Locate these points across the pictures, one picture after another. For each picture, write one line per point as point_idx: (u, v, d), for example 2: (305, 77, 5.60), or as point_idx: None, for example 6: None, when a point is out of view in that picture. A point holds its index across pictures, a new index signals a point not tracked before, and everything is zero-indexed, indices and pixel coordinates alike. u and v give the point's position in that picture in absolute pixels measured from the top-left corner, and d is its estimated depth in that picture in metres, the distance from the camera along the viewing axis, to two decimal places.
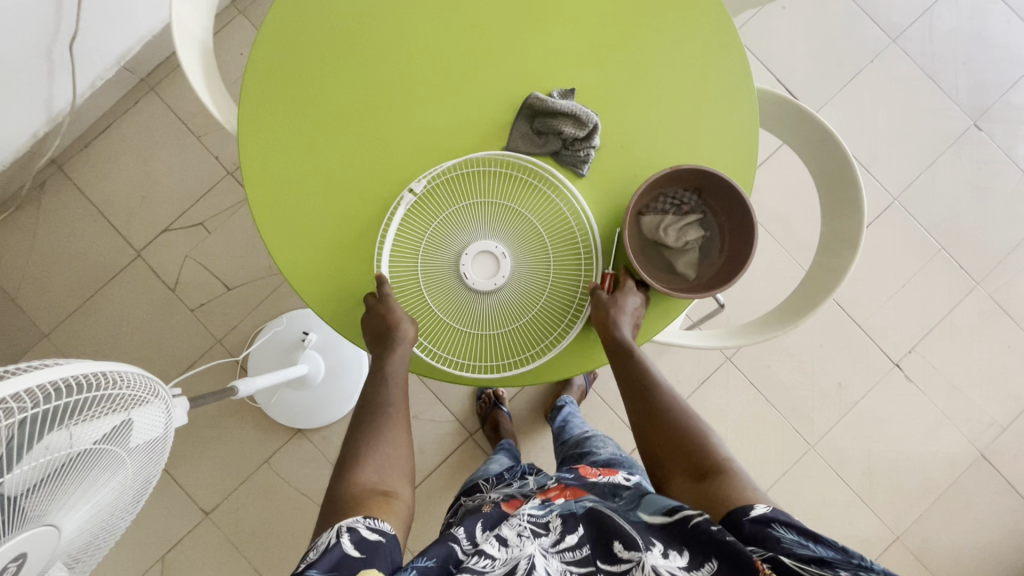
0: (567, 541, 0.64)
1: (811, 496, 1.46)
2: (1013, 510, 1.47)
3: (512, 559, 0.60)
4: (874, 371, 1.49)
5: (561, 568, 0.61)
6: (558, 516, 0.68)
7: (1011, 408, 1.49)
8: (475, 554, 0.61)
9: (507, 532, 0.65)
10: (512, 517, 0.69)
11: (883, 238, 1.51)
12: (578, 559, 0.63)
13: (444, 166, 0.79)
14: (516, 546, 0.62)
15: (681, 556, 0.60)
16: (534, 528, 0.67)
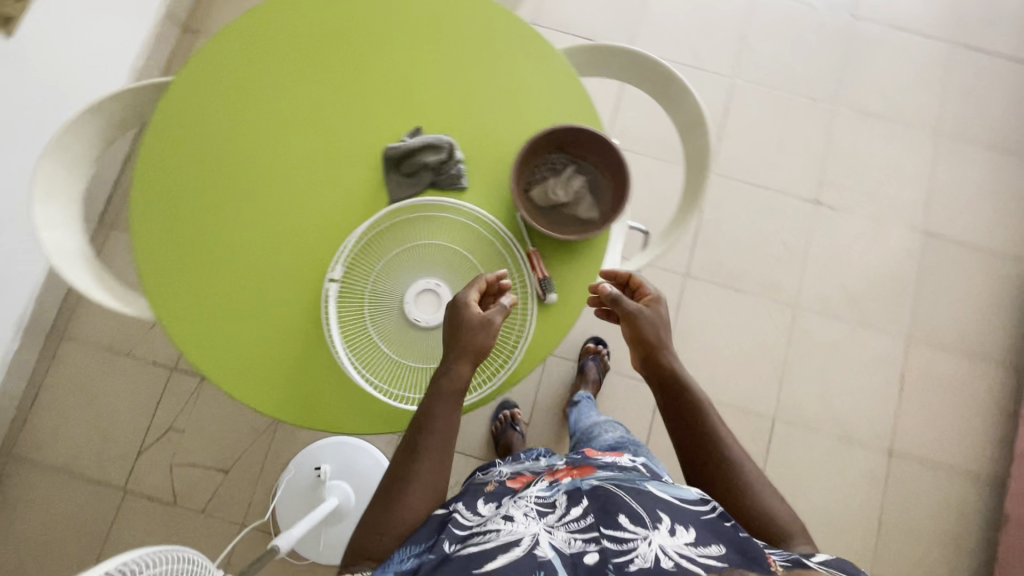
0: (572, 514, 0.72)
1: (822, 346, 1.54)
2: (977, 262, 1.60)
3: (517, 534, 0.69)
4: (803, 216, 1.61)
5: (565, 538, 0.69)
6: (564, 495, 0.77)
7: (923, 183, 1.65)
8: (480, 531, 0.71)
9: (515, 512, 0.74)
10: (521, 499, 0.79)
11: (744, 112, 1.67)
12: (582, 528, 0.70)
13: (379, 214, 0.85)
14: (521, 522, 0.71)
15: (688, 533, 0.65)
16: (540, 508, 0.75)
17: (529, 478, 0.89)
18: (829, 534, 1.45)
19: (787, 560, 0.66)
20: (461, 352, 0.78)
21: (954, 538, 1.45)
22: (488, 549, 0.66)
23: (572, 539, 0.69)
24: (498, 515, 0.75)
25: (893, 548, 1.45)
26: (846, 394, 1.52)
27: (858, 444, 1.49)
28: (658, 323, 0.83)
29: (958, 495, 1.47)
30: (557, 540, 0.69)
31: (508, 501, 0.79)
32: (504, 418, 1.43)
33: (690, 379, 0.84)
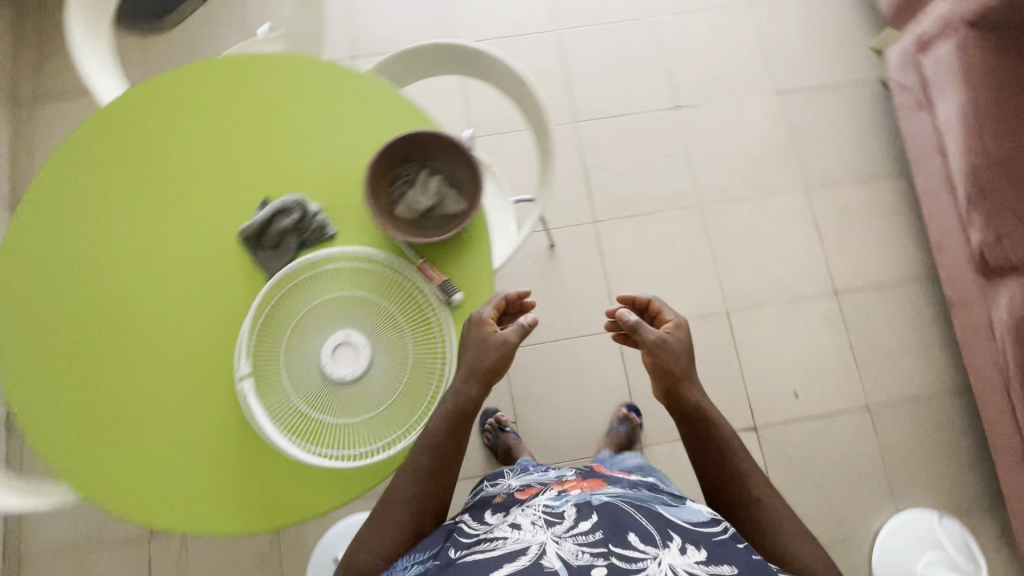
0: (581, 527, 0.73)
1: (738, 229, 1.62)
2: (831, 99, 1.72)
3: (525, 544, 0.71)
4: (672, 123, 1.69)
5: (573, 549, 0.70)
6: (573, 508, 0.78)
7: (758, 51, 1.75)
8: (488, 541, 0.73)
9: (522, 520, 0.76)
10: (530, 507, 0.81)
11: (580, 55, 1.73)
12: (590, 542, 0.70)
13: (271, 282, 0.83)
14: (528, 532, 0.73)
15: (699, 552, 0.69)
16: (548, 517, 0.76)
17: (539, 487, 0.92)
18: (818, 389, 1.52)
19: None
20: (472, 373, 0.80)
21: (921, 342, 1.55)
22: (493, 560, 0.68)
23: (580, 551, 0.69)
24: (505, 525, 0.77)
25: (876, 373, 1.53)
26: (777, 261, 1.60)
27: (807, 299, 1.58)
28: (682, 355, 0.85)
29: (908, 303, 1.57)
30: (564, 551, 0.69)
31: (517, 508, 0.82)
32: (492, 426, 1.43)
33: (712, 409, 0.85)
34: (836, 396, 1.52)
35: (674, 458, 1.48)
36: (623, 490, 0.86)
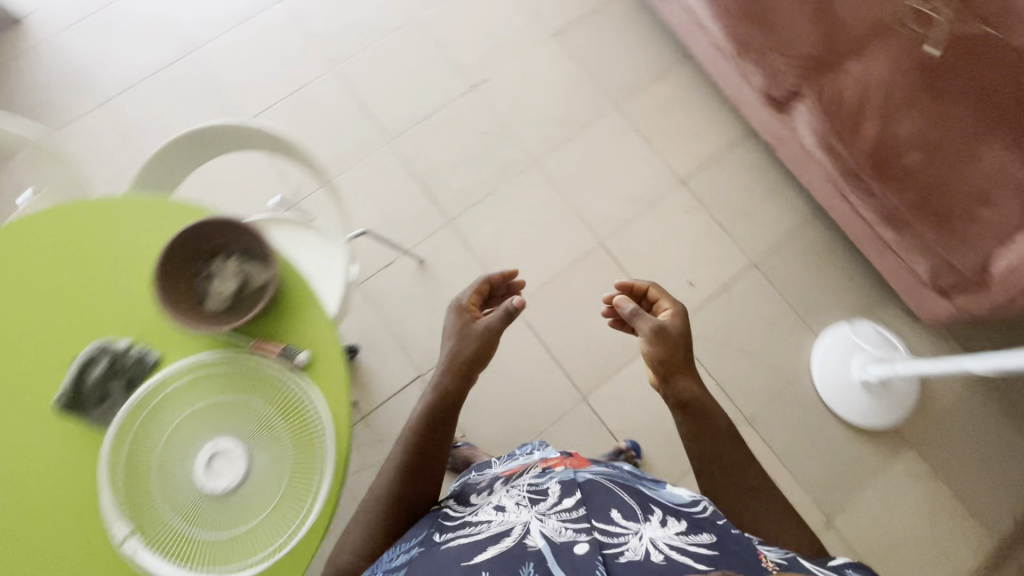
0: (565, 504, 0.81)
1: (577, 167, 1.69)
2: (600, 18, 1.81)
3: (510, 525, 0.79)
4: (475, 103, 1.74)
5: (555, 524, 0.77)
6: (557, 485, 0.86)
7: (519, 7, 1.83)
8: (477, 523, 0.83)
9: (509, 505, 0.86)
10: (517, 489, 0.90)
11: (364, 82, 1.75)
12: (571, 519, 0.77)
13: (114, 431, 0.80)
14: (514, 515, 0.82)
15: (678, 523, 0.75)
16: (534, 500, 0.86)
17: (525, 464, 1.04)
18: (707, 271, 1.62)
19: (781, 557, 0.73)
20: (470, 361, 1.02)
21: (769, 188, 1.67)
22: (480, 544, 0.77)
23: (563, 527, 0.76)
24: (490, 510, 0.87)
25: (746, 232, 1.65)
26: (622, 179, 1.68)
27: (661, 199, 1.67)
28: (679, 344, 0.96)
29: (744, 162, 1.69)
30: (547, 529, 0.76)
31: (500, 491, 0.93)
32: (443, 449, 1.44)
33: (705, 396, 0.95)
34: (724, 270, 1.63)
35: (616, 394, 1.53)
36: (606, 468, 0.96)
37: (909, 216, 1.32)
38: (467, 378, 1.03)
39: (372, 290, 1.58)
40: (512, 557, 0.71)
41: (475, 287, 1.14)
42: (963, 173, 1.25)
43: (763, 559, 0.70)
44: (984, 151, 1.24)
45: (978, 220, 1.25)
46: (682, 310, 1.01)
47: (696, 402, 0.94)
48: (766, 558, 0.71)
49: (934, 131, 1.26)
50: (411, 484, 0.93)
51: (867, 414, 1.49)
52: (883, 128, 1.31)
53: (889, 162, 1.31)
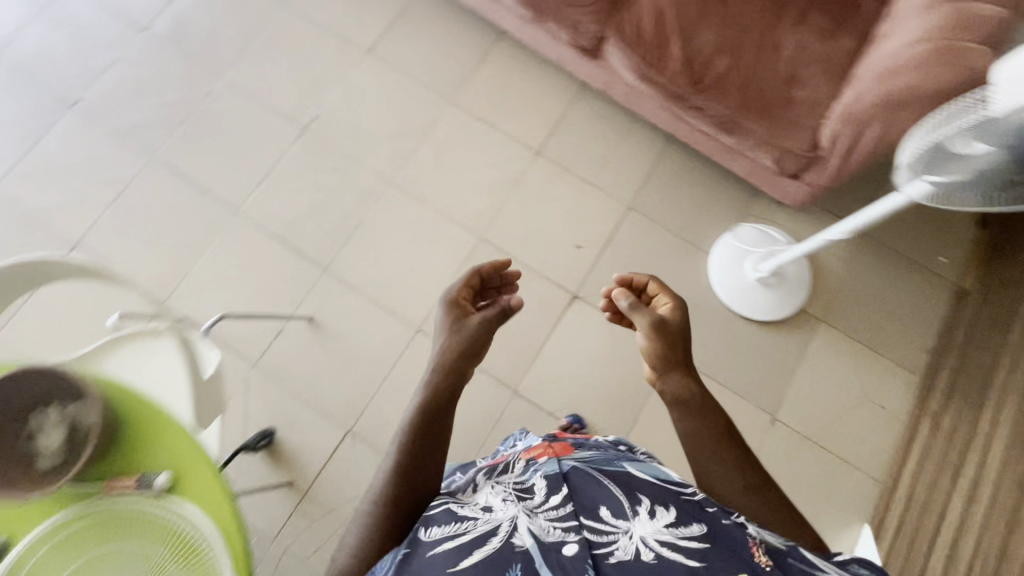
0: (552, 502, 0.79)
1: (434, 173, 1.67)
2: (409, 21, 1.78)
3: (495, 520, 0.75)
4: (312, 145, 1.68)
5: (544, 522, 0.75)
6: (543, 481, 0.83)
7: (325, 35, 1.77)
8: (461, 519, 0.76)
9: (494, 502, 0.81)
10: (501, 486, 0.85)
11: (192, 160, 1.66)
12: (560, 516, 0.75)
13: None
14: (501, 511, 0.78)
15: (667, 514, 0.74)
16: (519, 495, 0.81)
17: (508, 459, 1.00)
18: (588, 230, 1.65)
19: (779, 546, 0.72)
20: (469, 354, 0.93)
21: (621, 130, 1.71)
22: (465, 545, 0.71)
23: (551, 526, 0.74)
24: (476, 506, 0.81)
25: (613, 179, 1.68)
26: (481, 169, 1.68)
27: (523, 177, 1.68)
28: (679, 340, 0.90)
29: (588, 115, 1.72)
30: (534, 527, 0.74)
31: (485, 489, 0.87)
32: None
33: (710, 398, 0.89)
34: (604, 223, 1.65)
35: (543, 377, 1.53)
36: (590, 453, 0.92)
37: (740, 117, 1.35)
38: (464, 375, 0.92)
39: (270, 364, 1.51)
40: (501, 562, 0.68)
41: (465, 280, 1.01)
42: (770, 61, 1.35)
43: (755, 550, 0.70)
44: (779, 39, 1.36)
45: (797, 97, 1.33)
46: (680, 301, 0.94)
47: (698, 402, 0.87)
48: (757, 546, 0.71)
49: (734, 32, 1.36)
50: (415, 473, 0.84)
51: (774, 307, 1.56)
52: (692, 38, 1.37)
53: (705, 73, 1.36)
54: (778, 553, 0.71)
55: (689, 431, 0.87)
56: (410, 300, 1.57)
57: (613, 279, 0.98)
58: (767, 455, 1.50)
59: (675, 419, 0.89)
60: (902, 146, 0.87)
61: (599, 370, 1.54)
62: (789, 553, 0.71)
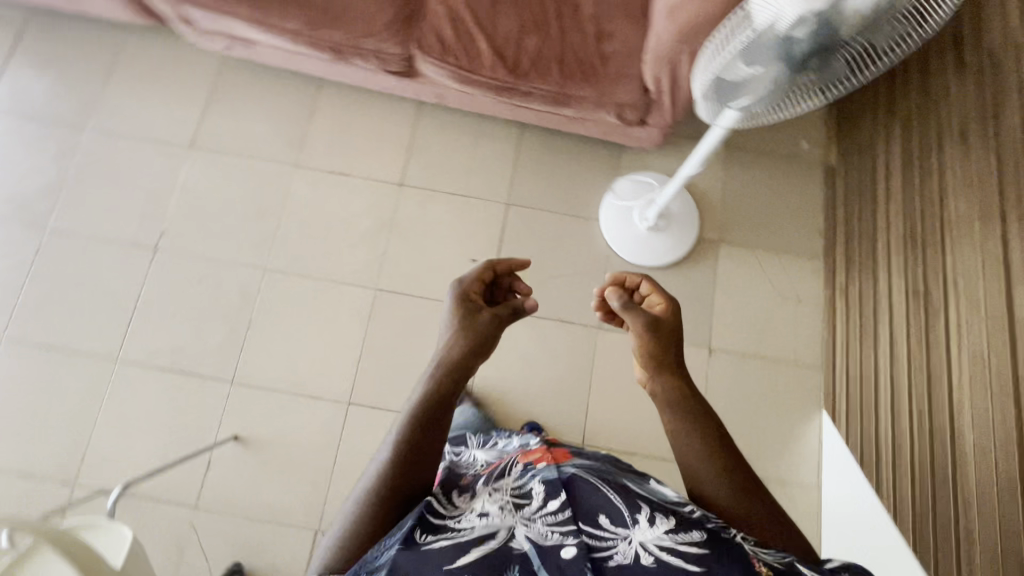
0: (549, 506, 0.71)
1: (308, 243, 1.61)
2: (223, 99, 1.68)
3: (491, 526, 0.68)
4: (172, 262, 1.58)
5: (540, 529, 0.68)
6: (540, 485, 0.75)
7: (143, 145, 1.65)
8: (454, 527, 0.69)
9: (490, 506, 0.73)
10: (495, 490, 0.77)
11: (49, 325, 1.52)
12: (556, 521, 0.68)
13: None
14: (495, 516, 0.70)
15: (668, 521, 0.67)
16: (514, 499, 0.74)
17: (505, 460, 0.93)
18: (479, 241, 1.63)
19: (778, 563, 0.65)
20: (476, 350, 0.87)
21: (474, 133, 1.69)
22: (460, 545, 0.65)
23: (548, 531, 0.67)
24: (471, 512, 0.73)
25: (485, 182, 1.66)
26: (354, 222, 1.63)
27: (397, 213, 1.64)
28: (672, 342, 0.87)
29: (437, 130, 1.68)
30: (531, 532, 0.67)
31: (481, 491, 0.78)
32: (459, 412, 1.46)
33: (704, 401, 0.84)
34: (491, 228, 1.64)
35: (487, 398, 1.52)
36: (591, 460, 0.81)
37: (567, 87, 1.34)
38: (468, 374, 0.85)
39: (213, 498, 1.42)
40: (496, 566, 0.62)
41: (476, 273, 0.93)
42: (574, 24, 1.35)
43: (755, 561, 0.63)
44: (576, 1, 1.36)
45: (612, 51, 1.33)
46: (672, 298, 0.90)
47: (690, 405, 0.83)
48: (758, 561, 0.64)
49: (531, 10, 1.35)
50: (415, 464, 0.77)
51: (673, 248, 1.60)
52: (494, 27, 1.35)
53: (520, 56, 1.34)
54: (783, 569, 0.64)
55: (678, 425, 0.81)
56: (332, 377, 1.51)
57: (611, 273, 0.94)
58: (717, 388, 1.57)
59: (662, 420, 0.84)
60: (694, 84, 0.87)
61: (538, 370, 1.55)
62: (791, 568, 0.63)
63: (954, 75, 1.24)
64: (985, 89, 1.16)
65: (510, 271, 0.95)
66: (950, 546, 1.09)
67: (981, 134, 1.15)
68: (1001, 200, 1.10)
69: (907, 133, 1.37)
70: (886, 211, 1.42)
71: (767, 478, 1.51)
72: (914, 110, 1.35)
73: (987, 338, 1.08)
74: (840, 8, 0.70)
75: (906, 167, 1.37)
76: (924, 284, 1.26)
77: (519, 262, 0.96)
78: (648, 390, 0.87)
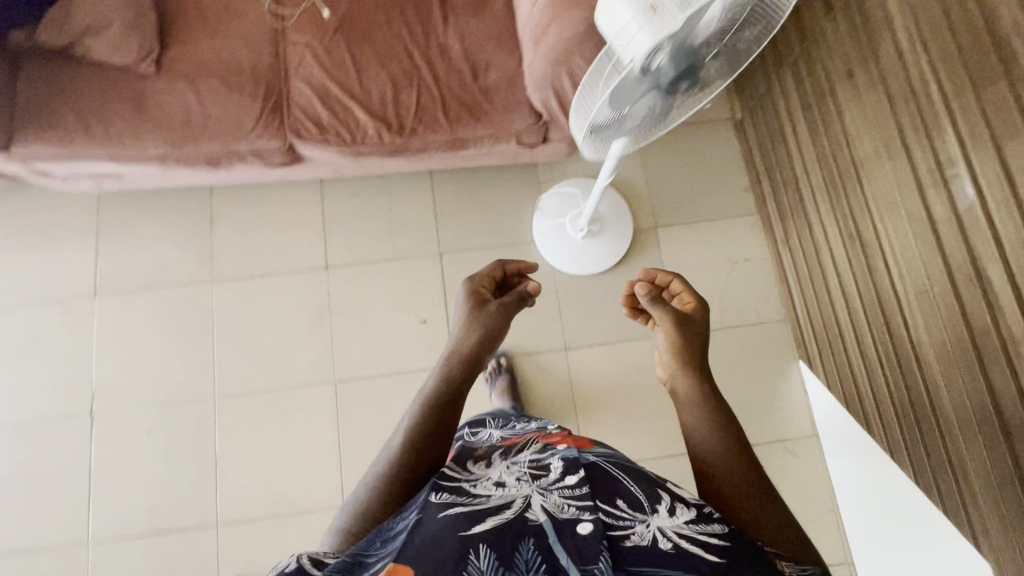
0: (568, 481, 0.70)
1: (250, 357, 1.52)
2: (113, 238, 1.56)
3: (511, 496, 0.68)
4: (113, 423, 1.47)
5: (557, 501, 0.67)
6: (560, 462, 0.75)
7: (42, 313, 1.53)
8: (473, 494, 0.70)
9: (508, 477, 0.74)
10: (516, 462, 0.78)
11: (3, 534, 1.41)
12: (576, 495, 0.67)
13: None
14: (514, 486, 0.71)
15: (685, 512, 0.64)
16: (532, 472, 0.74)
17: (523, 438, 0.92)
18: (423, 299, 1.57)
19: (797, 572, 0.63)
20: (487, 342, 0.87)
21: (385, 192, 1.62)
22: (477, 513, 0.65)
23: (565, 504, 0.66)
24: (488, 479, 0.74)
25: (411, 238, 1.60)
26: (290, 320, 1.55)
27: (333, 297, 1.56)
28: (698, 339, 0.82)
29: (346, 201, 1.61)
30: (549, 504, 0.66)
31: (499, 463, 0.79)
32: (491, 370, 1.50)
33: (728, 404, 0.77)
34: (431, 282, 1.58)
35: None
36: (610, 449, 0.80)
37: (459, 131, 1.28)
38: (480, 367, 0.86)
39: None
40: (510, 537, 0.61)
41: (487, 272, 0.95)
42: (447, 67, 1.29)
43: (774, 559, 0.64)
44: (441, 42, 1.31)
45: (492, 83, 1.29)
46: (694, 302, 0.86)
47: (721, 407, 0.77)
48: (775, 558, 0.64)
49: (399, 65, 1.29)
50: (431, 443, 0.78)
51: (614, 248, 1.59)
52: (367, 94, 1.28)
53: (402, 114, 1.28)
54: None
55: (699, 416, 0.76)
56: (317, 485, 1.45)
57: (642, 270, 0.88)
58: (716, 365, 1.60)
59: (683, 416, 0.79)
60: (577, 138, 0.81)
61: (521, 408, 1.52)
62: None
63: (825, 18, 1.23)
64: (856, 27, 1.15)
65: (520, 274, 0.96)
66: (949, 476, 1.10)
67: (866, 69, 1.14)
68: (900, 129, 1.09)
69: (799, 79, 1.37)
70: (801, 157, 1.41)
71: (768, 442, 1.54)
72: (798, 57, 1.35)
73: (925, 270, 1.08)
74: (692, 31, 0.69)
75: (806, 113, 1.36)
76: (855, 226, 1.26)
77: (531, 266, 0.97)
78: (670, 390, 0.83)
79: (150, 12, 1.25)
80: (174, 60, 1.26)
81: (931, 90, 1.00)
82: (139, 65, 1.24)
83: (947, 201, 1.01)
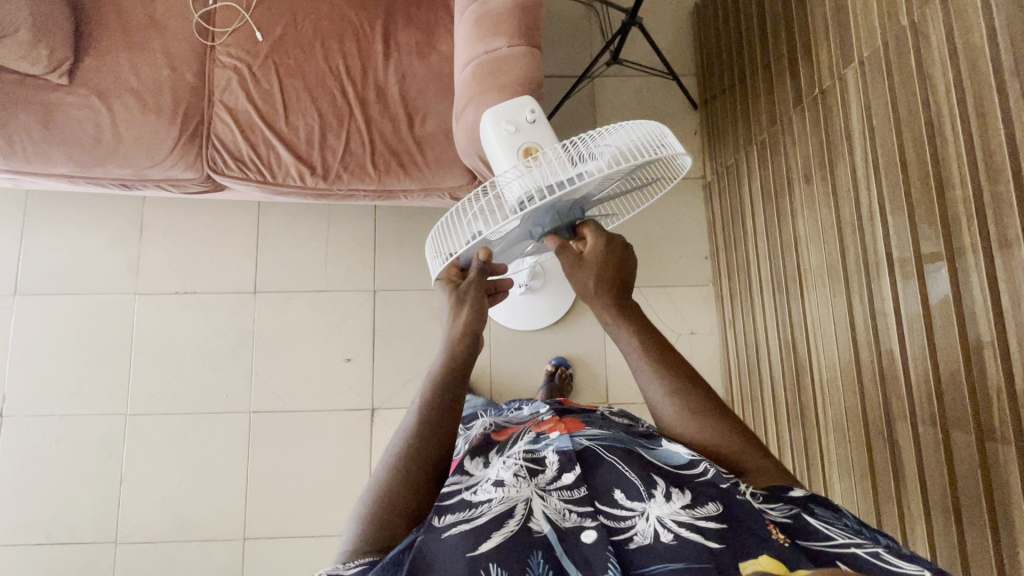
0: (564, 480, 0.60)
1: (168, 375, 1.48)
2: (35, 240, 1.51)
3: (508, 500, 0.56)
4: (20, 432, 1.44)
5: (560, 505, 0.56)
6: (552, 453, 0.63)
7: None
8: (474, 504, 0.56)
9: (504, 474, 0.61)
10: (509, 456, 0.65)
11: None
12: (575, 498, 0.57)
13: None
14: (511, 487, 0.58)
15: (682, 494, 0.55)
16: (529, 466, 0.62)
17: (517, 429, 0.80)
18: (350, 337, 1.51)
19: (784, 518, 0.53)
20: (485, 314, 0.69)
21: (323, 220, 1.55)
22: (481, 527, 0.52)
23: (565, 511, 0.56)
24: (487, 483, 0.60)
25: (345, 271, 1.53)
26: (213, 341, 1.50)
27: (257, 325, 1.51)
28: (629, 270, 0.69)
29: (283, 225, 1.54)
30: (551, 510, 0.56)
31: (496, 462, 0.67)
32: None
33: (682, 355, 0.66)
34: (361, 319, 1.52)
35: None
36: (606, 431, 0.70)
37: (386, 181, 1.18)
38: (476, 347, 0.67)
39: None
40: (517, 551, 0.50)
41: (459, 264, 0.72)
42: (382, 109, 1.19)
43: (771, 527, 0.51)
44: (380, 81, 1.20)
45: (428, 134, 1.19)
46: (608, 238, 0.69)
47: (689, 373, 0.64)
48: (772, 524, 0.52)
49: (331, 103, 1.19)
50: None
51: (550, 310, 1.52)
52: (292, 131, 1.19)
53: (327, 158, 1.18)
54: (792, 536, 0.52)
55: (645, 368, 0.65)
56: (216, 516, 1.43)
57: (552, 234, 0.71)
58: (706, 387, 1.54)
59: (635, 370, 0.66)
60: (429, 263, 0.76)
61: None
62: (801, 538, 0.51)
63: (794, 107, 1.12)
64: (820, 127, 1.04)
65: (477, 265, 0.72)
66: None
67: (823, 177, 1.04)
68: (844, 258, 0.99)
69: (764, 162, 1.25)
70: (755, 246, 1.31)
71: None
72: (765, 138, 1.23)
73: (845, 408, 1.01)
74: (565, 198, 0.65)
75: (765, 200, 1.25)
76: (792, 334, 1.17)
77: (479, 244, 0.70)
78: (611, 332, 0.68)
79: (66, 20, 1.15)
80: (92, 72, 1.18)
81: (876, 228, 0.91)
82: (49, 75, 1.15)
83: (873, 344, 0.92)
